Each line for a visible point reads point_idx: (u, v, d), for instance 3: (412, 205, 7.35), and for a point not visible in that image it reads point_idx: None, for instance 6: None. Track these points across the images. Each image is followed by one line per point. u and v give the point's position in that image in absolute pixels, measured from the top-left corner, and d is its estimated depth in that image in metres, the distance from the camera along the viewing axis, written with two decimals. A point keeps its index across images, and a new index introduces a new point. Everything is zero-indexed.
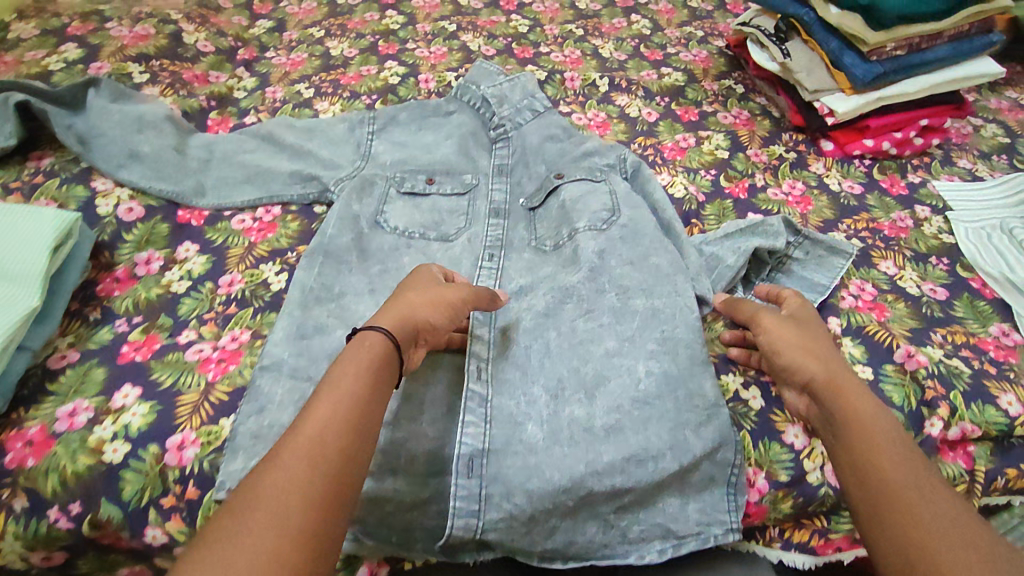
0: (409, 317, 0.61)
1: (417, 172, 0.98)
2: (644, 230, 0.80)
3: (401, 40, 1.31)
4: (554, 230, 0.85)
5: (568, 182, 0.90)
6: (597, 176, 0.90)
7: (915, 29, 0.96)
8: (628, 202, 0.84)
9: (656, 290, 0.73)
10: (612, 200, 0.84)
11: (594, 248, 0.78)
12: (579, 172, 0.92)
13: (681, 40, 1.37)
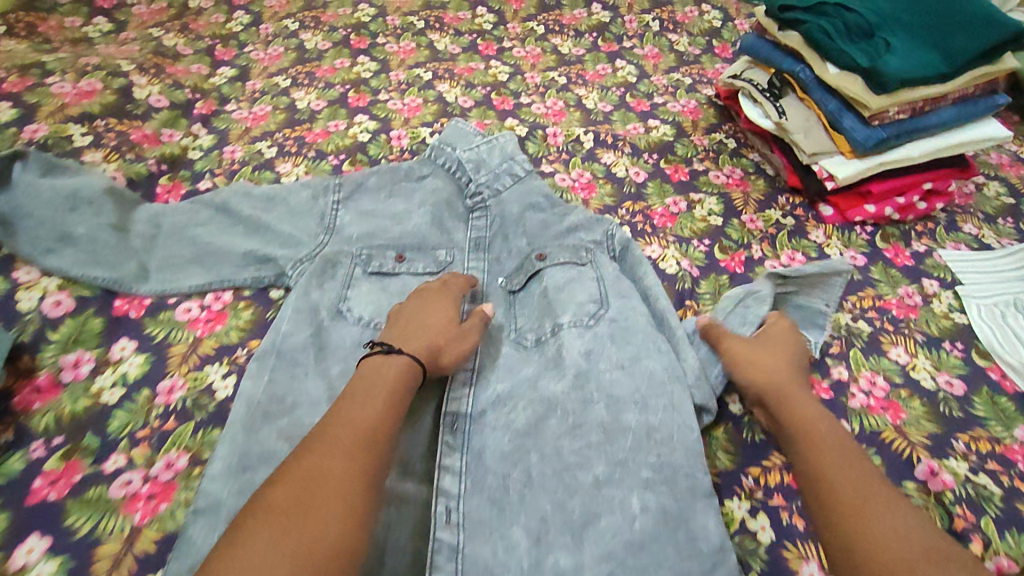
0: (431, 346, 0.67)
1: (386, 247, 0.89)
2: (634, 325, 0.73)
3: (373, 90, 1.23)
4: (535, 322, 0.77)
5: (552, 266, 0.82)
6: (583, 257, 0.83)
7: (920, 92, 0.89)
8: (617, 291, 0.77)
9: (650, 402, 0.66)
10: (600, 288, 0.77)
11: (581, 348, 0.71)
12: (563, 251, 0.84)
13: (669, 88, 1.30)
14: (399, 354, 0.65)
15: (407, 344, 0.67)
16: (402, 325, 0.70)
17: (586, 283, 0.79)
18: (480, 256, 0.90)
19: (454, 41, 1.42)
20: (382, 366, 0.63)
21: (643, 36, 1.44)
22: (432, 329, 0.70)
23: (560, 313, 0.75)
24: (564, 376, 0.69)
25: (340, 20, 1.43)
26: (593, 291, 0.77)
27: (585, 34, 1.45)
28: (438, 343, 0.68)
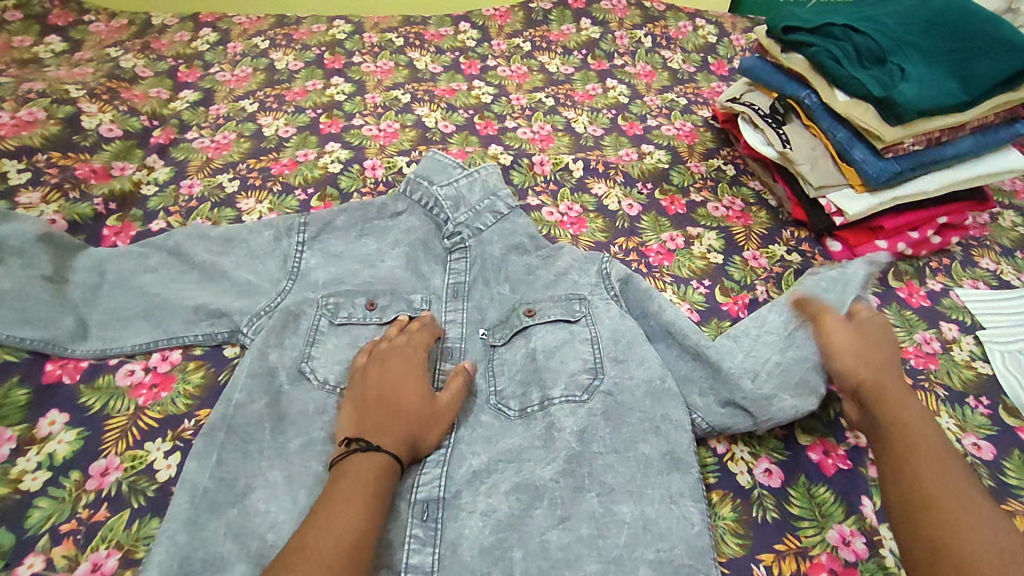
0: (410, 438, 0.64)
1: (355, 294, 0.80)
2: (631, 399, 0.68)
3: (347, 115, 1.15)
4: (520, 388, 0.72)
5: (541, 324, 0.76)
6: (576, 312, 0.76)
7: (937, 123, 0.83)
8: (612, 355, 0.71)
9: (646, 492, 0.62)
10: (594, 354, 0.72)
11: (573, 428, 0.66)
12: (553, 306, 0.77)
13: (663, 110, 1.22)
14: (378, 451, 0.60)
15: (379, 436, 0.62)
16: (370, 407, 0.65)
17: (580, 347, 0.72)
18: (460, 304, 0.82)
19: (435, 59, 1.34)
20: (359, 463, 0.59)
21: (635, 53, 1.37)
22: (402, 413, 0.65)
23: (550, 384, 0.70)
24: (554, 460, 0.64)
25: (314, 38, 1.35)
26: (587, 358, 0.71)
27: (574, 52, 1.37)
28: (411, 429, 0.64)
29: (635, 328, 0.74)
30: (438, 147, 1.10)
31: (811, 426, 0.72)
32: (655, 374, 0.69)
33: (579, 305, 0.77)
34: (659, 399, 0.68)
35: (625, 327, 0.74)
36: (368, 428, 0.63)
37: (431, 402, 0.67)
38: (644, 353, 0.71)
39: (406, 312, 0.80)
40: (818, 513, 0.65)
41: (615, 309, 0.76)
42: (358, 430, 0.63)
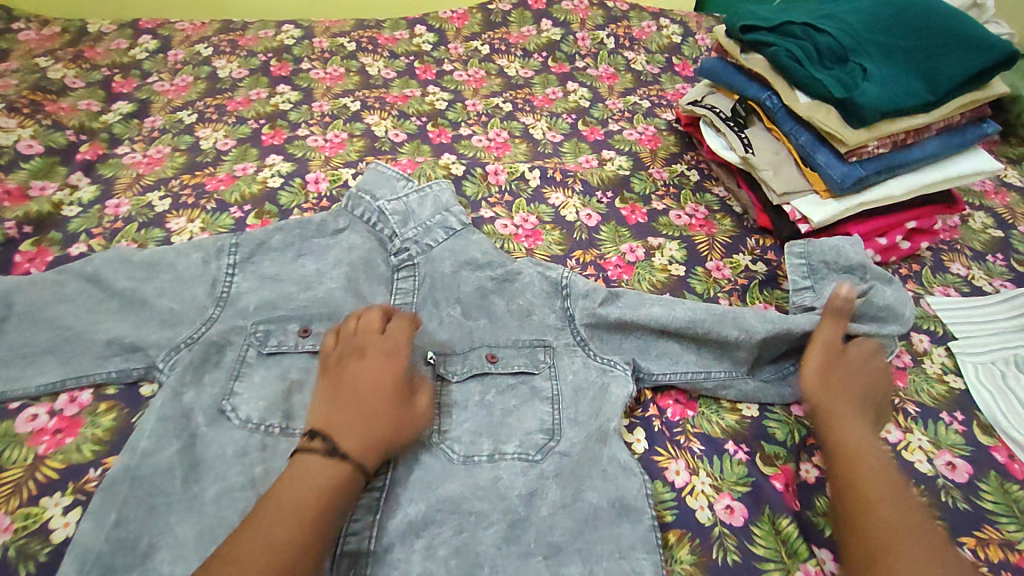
0: (385, 442, 0.59)
1: (288, 320, 0.75)
2: (589, 458, 0.64)
3: (292, 125, 1.09)
4: (468, 433, 0.66)
5: (502, 372, 0.71)
6: (539, 361, 0.71)
7: (899, 125, 0.79)
8: (574, 415, 0.67)
9: (595, 551, 0.58)
10: (553, 413, 0.67)
11: (521, 489, 0.62)
12: (517, 354, 0.72)
13: (625, 113, 1.18)
14: (343, 458, 0.56)
15: (347, 438, 0.57)
16: (342, 400, 0.60)
17: (536, 403, 0.68)
18: None
19: (388, 64, 1.28)
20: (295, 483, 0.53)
21: (597, 55, 1.32)
22: (376, 417, 0.59)
23: (503, 438, 0.66)
24: (496, 521, 0.59)
25: (261, 44, 1.29)
26: (545, 417, 0.67)
27: (534, 54, 1.32)
28: (381, 433, 0.59)
29: (602, 385, 0.70)
30: (387, 157, 1.04)
31: (775, 453, 0.68)
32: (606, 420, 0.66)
33: (545, 353, 0.72)
34: (606, 442, 0.65)
35: (589, 382, 0.70)
36: (337, 422, 0.58)
37: (404, 408, 0.62)
38: (602, 407, 0.68)
39: None
40: (784, 554, 0.60)
41: (579, 361, 0.72)
42: (325, 422, 0.58)
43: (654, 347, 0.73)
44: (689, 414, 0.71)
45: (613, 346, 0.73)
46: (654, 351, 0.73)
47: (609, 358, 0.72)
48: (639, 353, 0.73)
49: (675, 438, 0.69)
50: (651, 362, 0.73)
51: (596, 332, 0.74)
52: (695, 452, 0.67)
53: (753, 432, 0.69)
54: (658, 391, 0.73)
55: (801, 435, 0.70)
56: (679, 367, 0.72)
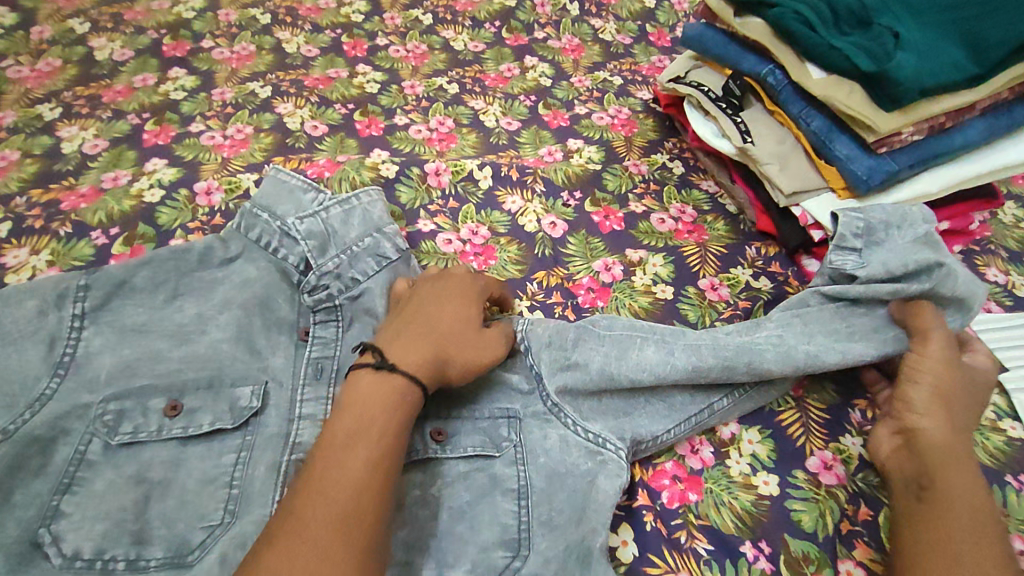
0: (441, 348, 0.54)
1: (152, 392, 0.55)
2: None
3: (183, 119, 0.88)
4: (406, 553, 0.49)
5: (452, 456, 0.54)
6: (501, 440, 0.55)
7: (938, 107, 0.65)
8: (547, 516, 0.51)
9: None
10: (520, 513, 0.51)
11: None
12: (471, 430, 0.55)
13: (593, 93, 0.98)
14: (392, 372, 0.50)
15: (403, 355, 0.52)
16: (409, 321, 0.56)
17: (502, 499, 0.52)
18: (324, 387, 0.59)
19: (309, 39, 1.05)
20: (342, 467, 0.44)
21: (559, 23, 1.12)
22: (440, 326, 0.55)
23: (452, 560, 0.49)
24: None
25: (151, 18, 1.05)
26: (508, 522, 0.51)
27: (485, 24, 1.11)
28: (450, 347, 0.54)
29: (584, 471, 0.54)
30: (301, 158, 0.84)
31: (805, 553, 0.53)
32: (589, 527, 0.51)
33: (510, 427, 0.56)
34: (591, 565, 0.49)
35: (565, 466, 0.54)
36: (402, 338, 0.54)
37: (477, 327, 0.57)
38: (583, 504, 0.52)
39: (226, 420, 0.55)
40: None
41: (554, 436, 0.56)
42: (387, 339, 0.54)
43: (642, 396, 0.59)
44: (691, 500, 0.56)
45: (594, 410, 0.57)
46: (642, 402, 0.58)
47: (594, 434, 0.56)
48: (626, 408, 0.58)
49: (673, 538, 0.53)
50: (642, 420, 0.58)
51: (570, 394, 0.57)
52: (700, 556, 0.53)
53: (772, 520, 0.54)
54: (650, 466, 0.58)
55: (834, 521, 0.55)
56: (676, 421, 0.58)
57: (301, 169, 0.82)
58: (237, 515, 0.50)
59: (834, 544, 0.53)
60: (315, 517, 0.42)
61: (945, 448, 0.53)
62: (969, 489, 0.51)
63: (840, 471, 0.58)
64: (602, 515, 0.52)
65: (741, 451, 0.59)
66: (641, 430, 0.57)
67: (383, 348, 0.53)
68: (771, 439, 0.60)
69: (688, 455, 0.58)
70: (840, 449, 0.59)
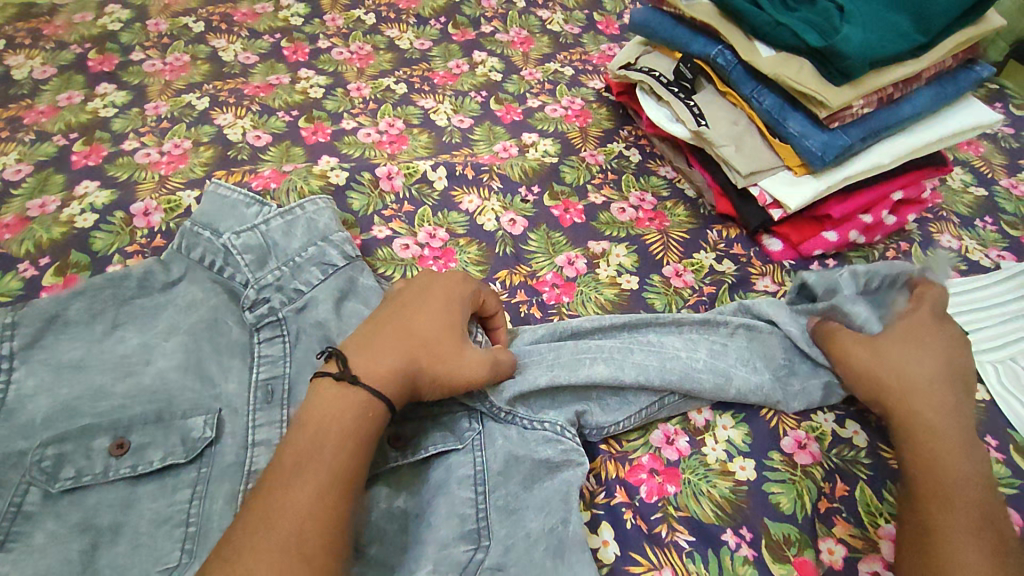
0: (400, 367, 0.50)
1: (95, 431, 0.51)
2: (525, 566, 0.48)
3: (115, 137, 0.83)
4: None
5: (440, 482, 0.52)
6: (465, 433, 0.54)
7: (886, 79, 0.66)
8: (504, 501, 0.51)
9: None
10: (478, 500, 0.50)
11: None
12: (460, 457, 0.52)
13: (545, 85, 0.97)
14: (353, 385, 0.48)
15: (367, 367, 0.49)
16: (389, 330, 0.52)
17: (458, 488, 0.51)
18: (277, 410, 0.55)
19: (247, 46, 1.01)
20: (295, 492, 0.43)
21: (507, 16, 1.10)
22: (417, 339, 0.52)
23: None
24: None
25: (74, 32, 1.00)
26: (467, 513, 0.49)
27: (430, 21, 1.08)
28: (417, 363, 0.51)
29: (546, 458, 0.53)
30: (245, 170, 0.80)
31: (786, 536, 0.52)
32: (557, 518, 0.50)
33: (471, 418, 0.55)
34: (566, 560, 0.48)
35: (522, 448, 0.53)
36: (375, 344, 0.51)
37: (458, 342, 0.53)
38: (547, 494, 0.51)
39: (178, 454, 0.51)
40: None
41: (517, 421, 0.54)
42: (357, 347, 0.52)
43: (596, 389, 0.57)
44: (669, 492, 0.54)
45: (550, 403, 0.56)
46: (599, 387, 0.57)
47: (553, 423, 0.55)
48: (581, 402, 0.57)
49: (655, 534, 0.52)
50: (596, 407, 0.57)
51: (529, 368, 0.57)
52: (682, 549, 0.51)
53: (750, 507, 0.54)
54: (627, 462, 0.56)
55: (812, 500, 0.54)
56: (627, 416, 0.57)
57: (245, 182, 0.78)
58: (196, 554, 0.47)
59: (814, 523, 0.53)
60: (269, 544, 0.40)
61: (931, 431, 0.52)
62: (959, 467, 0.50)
63: (815, 449, 0.57)
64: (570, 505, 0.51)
65: (717, 437, 0.58)
66: (590, 414, 0.56)
67: (352, 353, 0.50)
68: (745, 424, 0.59)
69: (663, 447, 0.57)
70: (813, 427, 0.59)
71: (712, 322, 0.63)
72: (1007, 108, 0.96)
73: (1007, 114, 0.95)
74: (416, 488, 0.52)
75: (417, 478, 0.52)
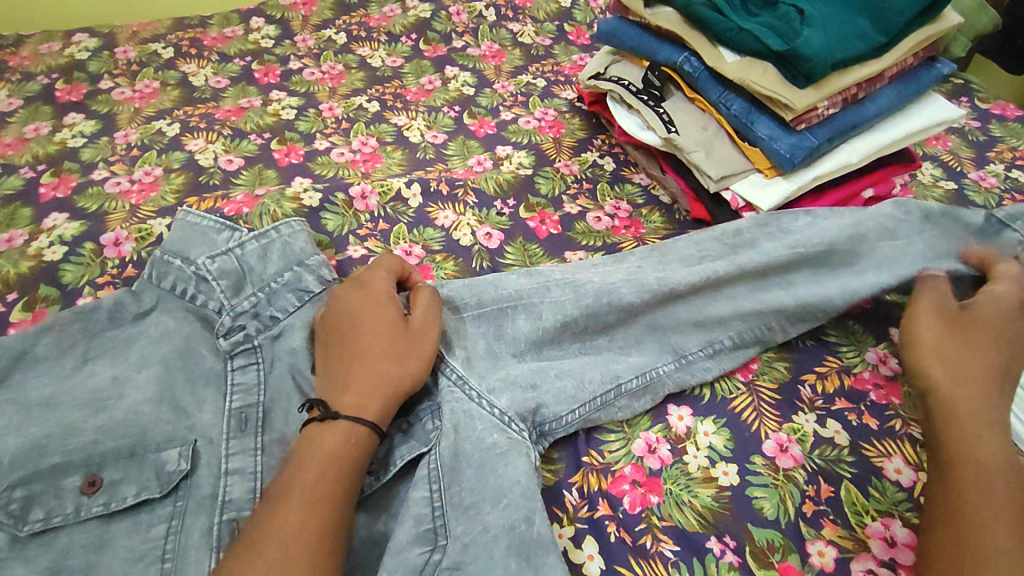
0: (376, 387, 0.51)
1: (66, 470, 0.50)
2: (487, 565, 0.45)
3: (84, 167, 0.82)
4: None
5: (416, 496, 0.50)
6: (429, 433, 0.53)
7: (850, 78, 0.67)
8: (460, 498, 0.49)
9: None
10: (432, 498, 0.49)
11: None
12: (422, 464, 0.52)
13: (518, 97, 0.97)
14: (334, 421, 0.49)
15: (348, 400, 0.50)
16: (343, 361, 0.53)
17: (413, 490, 0.50)
18: (251, 438, 0.54)
19: (218, 70, 1.00)
20: (279, 517, 0.43)
21: (477, 31, 1.10)
22: (370, 350, 0.53)
23: None
24: None
25: (41, 62, 0.99)
26: (422, 513, 0.48)
27: (401, 38, 1.08)
28: (389, 370, 0.52)
29: (492, 445, 0.51)
30: (217, 196, 0.79)
31: (769, 542, 0.52)
32: (520, 515, 0.47)
33: (434, 418, 0.54)
34: (531, 560, 0.46)
35: (469, 441, 0.52)
36: (347, 379, 0.51)
37: (396, 330, 0.54)
38: (501, 484, 0.49)
39: (153, 489, 0.50)
40: None
41: (459, 411, 0.53)
42: (325, 387, 0.52)
43: (543, 380, 0.57)
44: (652, 503, 0.54)
45: (499, 383, 0.55)
46: (551, 373, 0.57)
47: (499, 411, 0.54)
48: (533, 380, 0.56)
49: (639, 546, 0.52)
50: (548, 397, 0.56)
51: (472, 368, 0.57)
52: (667, 560, 0.51)
53: (734, 515, 0.53)
54: (609, 473, 0.56)
55: (796, 504, 0.54)
56: (580, 401, 0.57)
57: (217, 208, 0.77)
58: None
59: (800, 527, 0.52)
60: (255, 568, 0.41)
61: (962, 416, 0.52)
62: (986, 450, 0.49)
63: (796, 451, 0.57)
64: (529, 497, 0.49)
65: (698, 444, 0.58)
66: (544, 406, 0.55)
67: (328, 397, 0.51)
68: (727, 429, 0.59)
69: (645, 456, 0.57)
70: (794, 430, 0.59)
71: (621, 257, 0.66)
72: (973, 103, 0.98)
73: (973, 108, 0.97)
74: (395, 510, 0.51)
75: (394, 499, 0.52)
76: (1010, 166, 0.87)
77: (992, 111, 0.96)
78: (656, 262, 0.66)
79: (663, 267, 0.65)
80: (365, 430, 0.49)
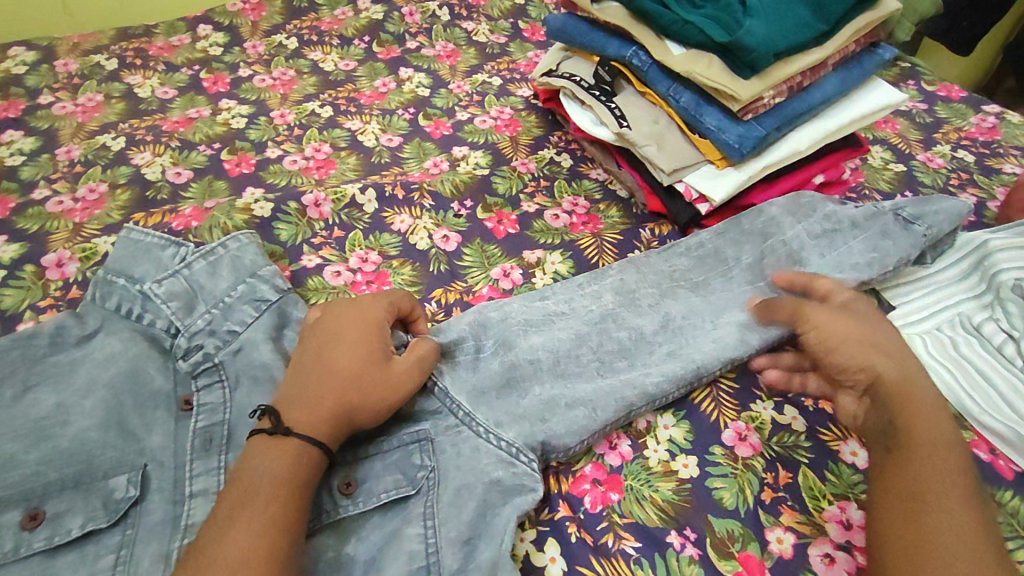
0: (327, 403, 0.50)
1: (5, 505, 0.48)
2: None
3: (23, 186, 0.79)
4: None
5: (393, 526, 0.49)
6: (417, 467, 0.52)
7: (794, 67, 0.67)
8: (456, 533, 0.49)
9: None
10: (427, 535, 0.49)
11: None
12: (414, 500, 0.51)
13: (473, 96, 0.96)
14: (286, 437, 0.48)
15: (298, 415, 0.49)
16: (307, 374, 0.52)
17: (407, 525, 0.49)
18: (214, 458, 0.53)
19: (165, 80, 0.98)
20: (226, 540, 0.42)
21: (430, 31, 1.09)
22: (335, 369, 0.51)
23: None
24: None
25: None
26: (416, 549, 0.48)
27: (353, 40, 1.06)
28: (350, 391, 0.50)
29: (497, 481, 0.52)
30: (165, 210, 0.77)
31: (729, 532, 0.52)
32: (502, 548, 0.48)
33: (422, 453, 0.53)
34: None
35: (473, 475, 0.52)
36: (302, 394, 0.50)
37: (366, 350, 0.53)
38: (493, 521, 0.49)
39: (100, 518, 0.48)
40: None
41: (467, 447, 0.54)
42: (286, 397, 0.51)
43: (552, 413, 0.55)
44: (613, 500, 0.54)
45: (508, 418, 0.55)
46: (563, 404, 0.56)
47: (507, 444, 0.53)
48: (543, 413, 0.56)
49: (601, 545, 0.51)
50: (559, 428, 0.55)
51: (481, 403, 0.56)
52: (629, 557, 0.51)
53: (695, 507, 0.53)
54: (569, 475, 0.56)
55: (755, 492, 0.54)
56: (592, 432, 0.55)
57: (164, 223, 0.75)
58: None
59: (760, 515, 0.53)
60: None
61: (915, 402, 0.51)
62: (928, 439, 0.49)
63: (755, 440, 0.58)
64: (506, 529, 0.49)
65: (658, 438, 0.58)
66: (554, 437, 0.54)
67: (283, 409, 0.50)
68: (686, 421, 0.59)
69: (607, 453, 0.57)
70: (752, 418, 0.59)
71: (606, 272, 0.68)
72: (919, 85, 1.00)
73: (919, 91, 0.99)
74: (355, 525, 0.50)
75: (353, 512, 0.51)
76: (956, 146, 0.89)
77: (937, 93, 0.99)
78: (638, 274, 0.68)
79: (647, 278, 0.67)
80: (316, 453, 0.48)
